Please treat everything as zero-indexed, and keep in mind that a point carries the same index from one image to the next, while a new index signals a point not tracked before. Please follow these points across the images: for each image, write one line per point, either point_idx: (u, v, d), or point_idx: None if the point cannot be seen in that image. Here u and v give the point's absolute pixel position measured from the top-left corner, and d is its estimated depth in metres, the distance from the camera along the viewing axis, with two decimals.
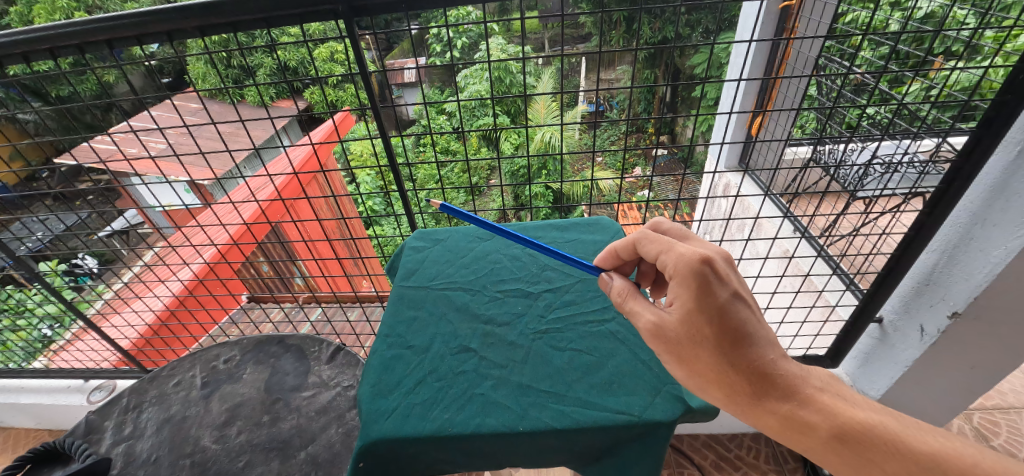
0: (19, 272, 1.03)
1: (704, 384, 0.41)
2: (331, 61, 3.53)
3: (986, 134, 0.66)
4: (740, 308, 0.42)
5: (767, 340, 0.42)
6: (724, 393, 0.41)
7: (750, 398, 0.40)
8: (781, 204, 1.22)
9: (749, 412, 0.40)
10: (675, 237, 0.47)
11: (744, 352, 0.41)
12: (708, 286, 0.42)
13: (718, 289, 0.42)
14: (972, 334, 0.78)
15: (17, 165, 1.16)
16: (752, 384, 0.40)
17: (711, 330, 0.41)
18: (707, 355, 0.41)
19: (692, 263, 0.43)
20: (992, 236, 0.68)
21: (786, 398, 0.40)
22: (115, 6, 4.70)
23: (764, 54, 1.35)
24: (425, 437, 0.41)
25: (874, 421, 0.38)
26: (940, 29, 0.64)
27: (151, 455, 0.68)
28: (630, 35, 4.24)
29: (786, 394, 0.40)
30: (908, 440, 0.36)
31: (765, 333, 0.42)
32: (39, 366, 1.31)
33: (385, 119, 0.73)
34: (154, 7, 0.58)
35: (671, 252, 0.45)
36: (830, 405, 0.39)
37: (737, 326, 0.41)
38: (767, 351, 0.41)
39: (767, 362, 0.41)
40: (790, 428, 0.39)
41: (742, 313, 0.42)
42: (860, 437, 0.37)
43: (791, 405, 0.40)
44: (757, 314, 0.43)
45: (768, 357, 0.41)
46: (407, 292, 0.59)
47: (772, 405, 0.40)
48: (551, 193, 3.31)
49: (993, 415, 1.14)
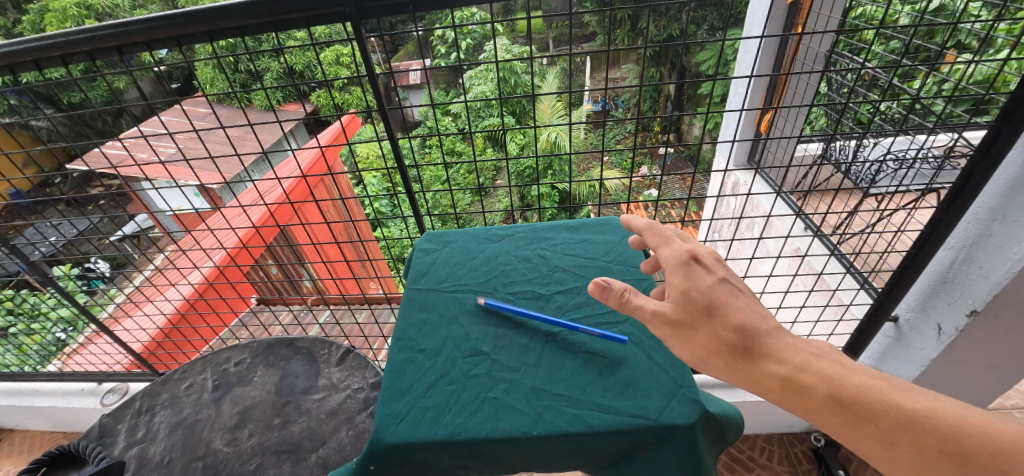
0: (33, 275, 1.05)
1: (705, 353, 0.41)
2: (337, 65, 3.55)
3: (1006, 128, 0.64)
4: (729, 291, 0.43)
5: (759, 315, 0.42)
6: (723, 360, 0.40)
7: (746, 362, 0.39)
8: (793, 203, 1.20)
9: (746, 379, 0.40)
10: (671, 233, 0.49)
11: (737, 324, 0.41)
12: (695, 273, 0.44)
13: (705, 275, 0.44)
14: (991, 332, 0.76)
15: (30, 171, 1.17)
16: (748, 349, 0.40)
17: (704, 304, 0.42)
18: (704, 326, 0.41)
19: (680, 254, 0.46)
20: (1012, 231, 0.66)
21: (782, 361, 0.39)
22: (126, 14, 4.79)
23: (774, 50, 1.33)
24: (437, 442, 0.40)
25: (870, 384, 0.37)
26: (956, 22, 0.62)
27: (164, 458, 0.68)
28: (634, 34, 4.20)
29: (782, 359, 0.39)
30: (903, 401, 0.35)
31: (757, 310, 0.43)
32: (54, 369, 1.33)
33: (392, 122, 0.73)
34: (164, 12, 0.59)
35: (662, 247, 0.48)
36: (828, 369, 0.38)
37: (728, 305, 0.42)
38: (759, 322, 0.42)
39: (761, 331, 0.41)
40: (788, 391, 0.38)
41: (731, 293, 0.43)
42: (856, 397, 0.36)
43: (788, 368, 0.38)
44: (748, 297, 0.44)
45: (762, 328, 0.41)
46: (418, 295, 0.58)
47: (770, 368, 0.39)
48: (558, 192, 3.30)
49: (1013, 415, 1.11)
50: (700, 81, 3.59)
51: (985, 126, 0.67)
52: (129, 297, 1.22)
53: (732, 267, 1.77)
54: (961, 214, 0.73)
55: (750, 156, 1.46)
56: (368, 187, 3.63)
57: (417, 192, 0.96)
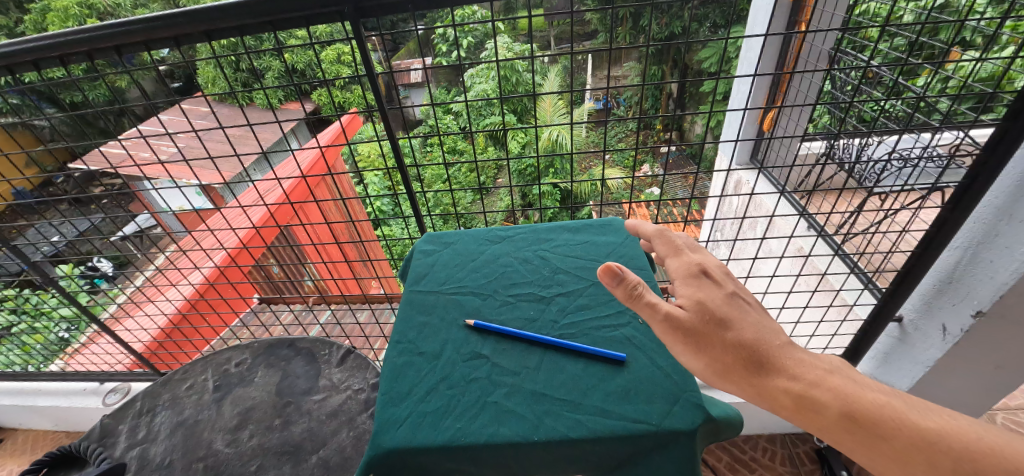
0: (35, 276, 1.05)
1: (723, 367, 0.40)
2: (338, 63, 3.54)
3: (1013, 127, 0.63)
4: (739, 305, 0.45)
5: (770, 330, 0.44)
6: (739, 374, 0.40)
7: (761, 377, 0.40)
8: (796, 202, 1.19)
9: (761, 393, 0.40)
10: (682, 247, 0.52)
11: (749, 337, 0.42)
12: (706, 284, 0.46)
13: (716, 287, 0.46)
14: (997, 332, 0.76)
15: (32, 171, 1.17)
16: (762, 364, 0.41)
17: (716, 314, 0.43)
18: (719, 338, 0.42)
19: (690, 268, 0.48)
20: (1019, 232, 0.66)
21: (795, 378, 0.40)
22: (127, 13, 4.78)
23: (777, 47, 1.32)
24: (437, 447, 0.40)
25: (883, 401, 0.38)
26: (964, 20, 0.61)
27: (165, 458, 0.68)
28: (636, 31, 4.17)
29: (796, 376, 0.40)
30: (916, 419, 0.37)
31: (768, 326, 0.44)
32: (56, 368, 1.34)
33: (392, 122, 0.73)
34: (162, 11, 0.58)
35: (673, 261, 0.50)
36: (842, 386, 0.39)
37: (738, 318, 0.43)
38: (771, 338, 0.43)
39: (773, 346, 0.42)
40: (804, 408, 0.38)
41: (740, 307, 0.45)
42: (870, 415, 0.37)
43: (802, 385, 0.39)
44: (758, 312, 0.45)
45: (773, 343, 0.42)
46: (418, 297, 0.58)
47: (784, 384, 0.39)
48: (560, 191, 3.29)
49: (1017, 416, 1.10)
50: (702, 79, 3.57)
51: (993, 124, 0.66)
52: (131, 298, 1.23)
53: (734, 266, 1.76)
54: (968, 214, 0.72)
55: (752, 155, 1.46)
56: (369, 185, 3.62)
57: (417, 191, 0.95)
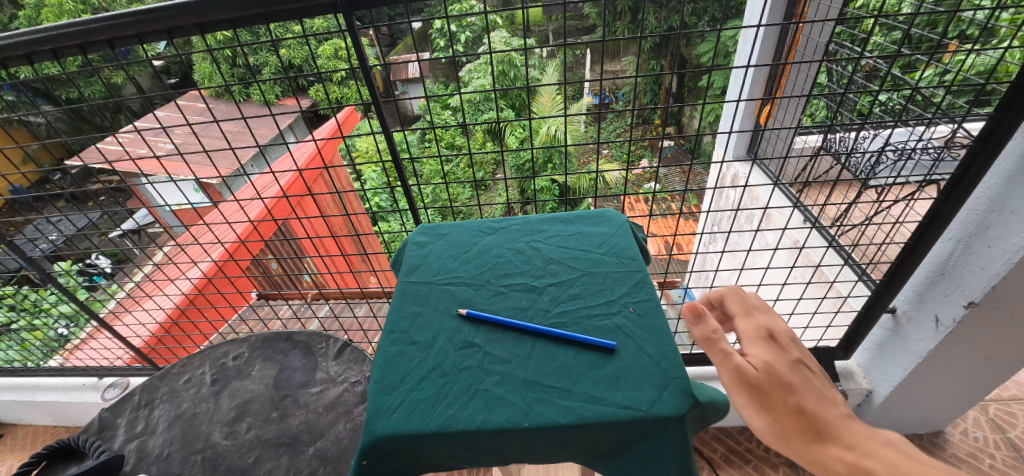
0: (34, 272, 1.06)
1: (782, 429, 0.39)
2: (335, 58, 3.52)
3: (1008, 115, 0.64)
4: (805, 372, 0.43)
5: (833, 401, 0.41)
6: (791, 435, 0.38)
7: (813, 440, 0.37)
8: (791, 195, 1.19)
9: (814, 461, 0.37)
10: (754, 304, 0.51)
11: (808, 401, 0.40)
12: (773, 347, 0.45)
13: (782, 350, 0.45)
14: (988, 323, 0.77)
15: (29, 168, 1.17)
16: (818, 430, 0.38)
17: (780, 376, 0.42)
18: (778, 398, 0.40)
19: (760, 329, 0.47)
20: (1011, 222, 0.66)
21: (852, 448, 0.36)
22: (123, 7, 4.74)
23: (773, 39, 1.32)
24: (429, 434, 0.41)
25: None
26: (956, 12, 0.61)
27: (163, 451, 0.69)
28: (634, 25, 4.16)
29: (853, 447, 0.36)
30: None
31: (832, 397, 0.41)
32: (55, 364, 1.34)
33: (387, 115, 0.73)
34: (154, 4, 0.58)
35: (742, 318, 0.49)
36: (899, 460, 0.34)
37: (801, 381, 0.42)
38: (833, 409, 0.40)
39: (834, 417, 0.39)
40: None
41: (805, 375, 0.43)
42: None
43: (858, 455, 0.35)
44: (828, 386, 0.43)
45: (835, 414, 0.39)
46: (411, 287, 0.58)
47: (837, 452, 0.36)
48: (558, 185, 3.28)
49: (1010, 406, 1.11)
50: (701, 73, 3.55)
51: (984, 116, 0.66)
52: (129, 294, 1.23)
53: (730, 259, 1.77)
54: (960, 205, 0.73)
55: (749, 148, 1.46)
56: (367, 181, 3.61)
57: (413, 186, 0.95)
